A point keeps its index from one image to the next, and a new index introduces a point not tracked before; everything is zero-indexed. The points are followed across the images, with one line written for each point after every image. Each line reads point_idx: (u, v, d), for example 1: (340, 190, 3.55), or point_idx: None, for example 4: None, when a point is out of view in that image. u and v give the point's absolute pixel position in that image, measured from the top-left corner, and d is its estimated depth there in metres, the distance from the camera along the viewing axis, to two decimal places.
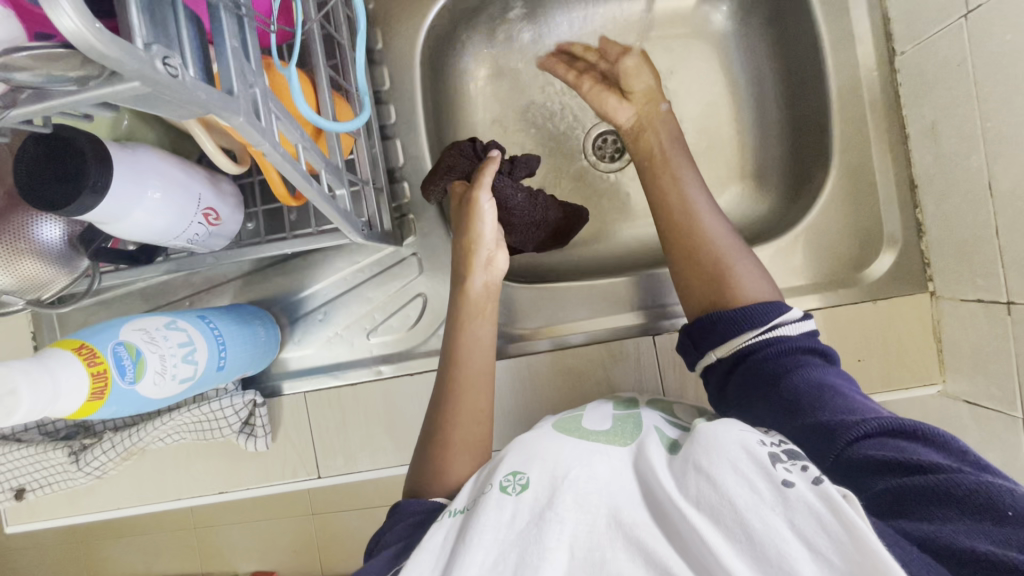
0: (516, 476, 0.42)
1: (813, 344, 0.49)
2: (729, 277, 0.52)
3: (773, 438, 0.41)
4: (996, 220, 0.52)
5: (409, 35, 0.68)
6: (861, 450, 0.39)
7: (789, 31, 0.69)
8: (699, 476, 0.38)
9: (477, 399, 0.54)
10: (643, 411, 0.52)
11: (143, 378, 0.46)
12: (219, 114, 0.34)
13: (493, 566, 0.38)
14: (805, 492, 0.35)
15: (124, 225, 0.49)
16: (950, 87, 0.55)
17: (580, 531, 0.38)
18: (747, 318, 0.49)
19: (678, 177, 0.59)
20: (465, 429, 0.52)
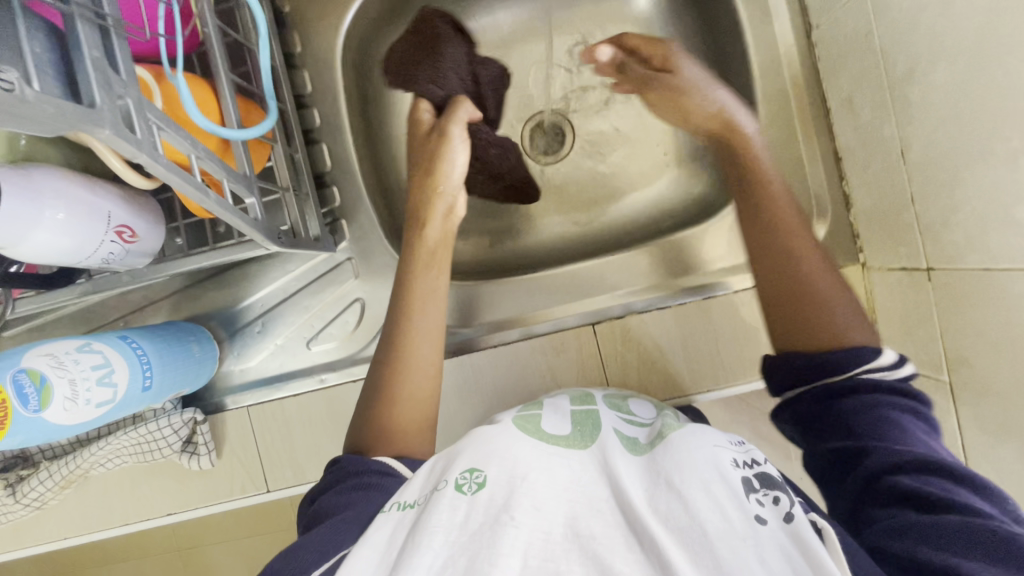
0: (473, 474, 0.40)
1: (903, 385, 0.45)
2: (825, 320, 0.47)
3: (749, 462, 0.41)
4: (911, 186, 0.52)
5: (328, 37, 0.67)
6: (897, 481, 0.39)
7: (710, 12, 0.68)
8: (671, 493, 0.37)
9: (419, 348, 0.54)
10: (601, 410, 0.52)
11: (50, 405, 0.45)
12: (79, 127, 0.32)
13: (440, 570, 0.34)
14: (775, 532, 0.34)
15: (26, 247, 0.47)
16: (861, 58, 0.55)
17: (537, 543, 0.35)
18: (838, 365, 0.45)
19: (775, 197, 0.52)
20: (409, 400, 0.52)
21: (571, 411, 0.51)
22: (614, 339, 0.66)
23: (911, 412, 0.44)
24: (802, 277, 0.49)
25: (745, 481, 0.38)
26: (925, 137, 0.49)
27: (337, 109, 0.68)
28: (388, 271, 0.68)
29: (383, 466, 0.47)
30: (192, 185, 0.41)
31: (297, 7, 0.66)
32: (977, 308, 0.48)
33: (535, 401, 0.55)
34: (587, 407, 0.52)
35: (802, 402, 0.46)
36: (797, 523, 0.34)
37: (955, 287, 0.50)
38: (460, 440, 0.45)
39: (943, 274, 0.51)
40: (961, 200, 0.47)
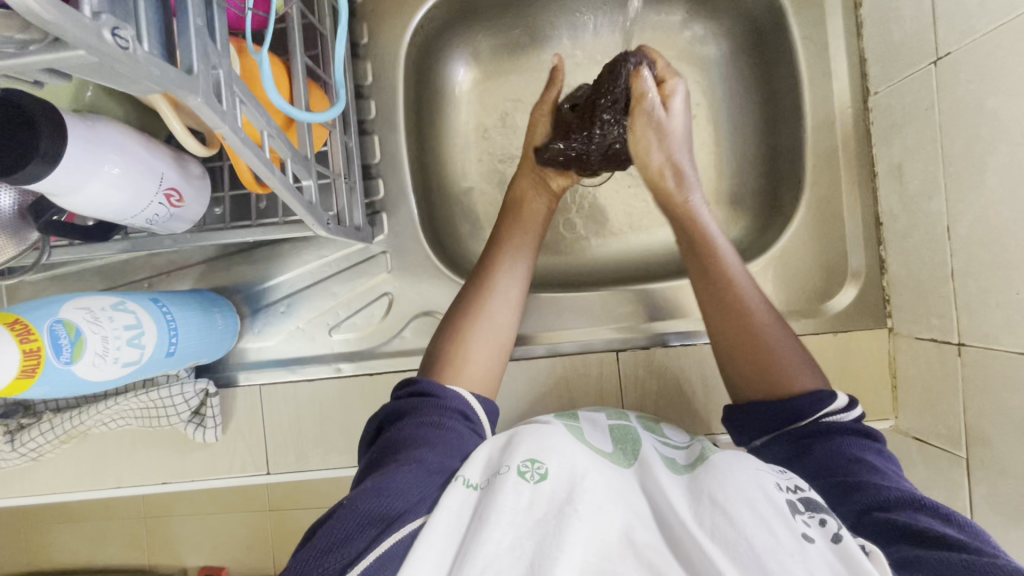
0: (535, 464, 0.43)
1: (857, 424, 0.48)
2: (773, 359, 0.51)
3: (790, 481, 0.43)
4: (952, 262, 0.53)
5: (394, 33, 0.68)
6: (888, 515, 0.40)
7: (769, 62, 0.69)
8: (715, 509, 0.40)
9: (497, 311, 0.57)
10: (637, 429, 0.55)
11: (81, 359, 0.44)
12: (175, 93, 0.33)
13: (509, 548, 0.39)
14: (823, 550, 0.37)
15: (78, 198, 0.47)
16: (918, 130, 0.56)
17: (596, 539, 0.40)
18: (789, 415, 0.49)
19: (741, 292, 0.55)
20: (480, 356, 0.55)
21: (607, 427, 0.54)
22: (636, 366, 0.67)
23: (875, 452, 0.46)
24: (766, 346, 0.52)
25: (790, 503, 0.40)
26: (973, 217, 0.50)
27: (393, 104, 0.68)
28: (421, 270, 0.69)
29: (453, 409, 0.50)
30: (260, 160, 0.41)
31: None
32: (1005, 388, 0.48)
33: (570, 413, 0.58)
34: (622, 424, 0.55)
35: (771, 451, 0.50)
36: (845, 543, 0.37)
37: (986, 366, 0.50)
38: (515, 427, 0.49)
39: (974, 351, 0.52)
40: (1002, 282, 0.48)
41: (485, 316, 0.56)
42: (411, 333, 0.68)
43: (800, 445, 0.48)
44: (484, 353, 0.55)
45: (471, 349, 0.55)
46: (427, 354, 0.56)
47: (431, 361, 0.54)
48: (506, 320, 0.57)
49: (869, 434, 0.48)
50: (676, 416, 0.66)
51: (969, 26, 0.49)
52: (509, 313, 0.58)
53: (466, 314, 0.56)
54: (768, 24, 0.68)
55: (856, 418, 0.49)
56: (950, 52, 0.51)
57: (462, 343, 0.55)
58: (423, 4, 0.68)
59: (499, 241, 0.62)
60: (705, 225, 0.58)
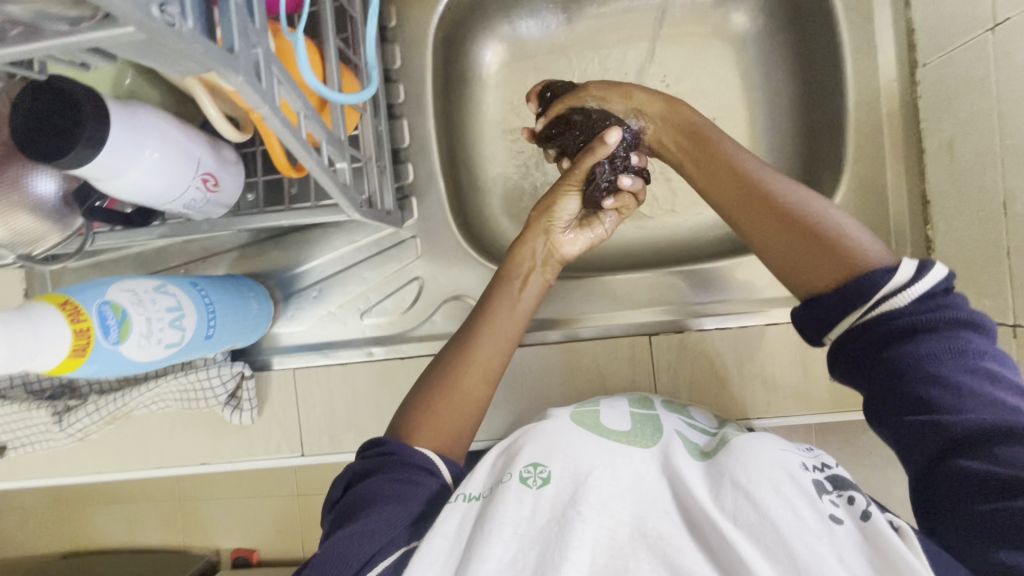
0: (539, 469, 0.45)
1: (960, 313, 0.41)
2: (821, 235, 0.44)
3: (816, 463, 0.45)
4: (1009, 240, 0.50)
5: (423, 15, 0.67)
6: (970, 463, 0.37)
7: (810, 36, 0.67)
8: (737, 492, 0.41)
9: (472, 380, 0.51)
10: (662, 413, 0.55)
11: (127, 339, 0.45)
12: (217, 71, 0.33)
13: (510, 561, 0.40)
14: (852, 530, 0.38)
15: (119, 182, 0.48)
16: (973, 101, 0.53)
17: (606, 536, 0.40)
18: (857, 293, 0.42)
19: (734, 158, 0.50)
20: (445, 426, 0.49)
21: (631, 410, 0.54)
22: (669, 351, 0.66)
23: (980, 351, 0.40)
24: (815, 229, 0.44)
25: (816, 483, 0.42)
26: None
27: (422, 87, 0.68)
28: (451, 254, 0.68)
29: (417, 466, 0.47)
30: (297, 140, 0.41)
31: None
32: None
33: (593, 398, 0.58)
34: (647, 409, 0.55)
35: (851, 351, 0.43)
36: (873, 521, 0.38)
37: None
38: (527, 427, 0.52)
39: None
40: None
41: (461, 385, 0.50)
42: (441, 317, 0.68)
43: (884, 362, 0.41)
44: (454, 424, 0.50)
45: (443, 419, 0.49)
46: (397, 414, 0.51)
47: (400, 420, 0.50)
48: (481, 396, 0.51)
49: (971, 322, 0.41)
50: (710, 401, 0.65)
51: None
52: (485, 389, 0.51)
53: (441, 383, 0.51)
54: None
55: (934, 291, 0.41)
56: (1010, 18, 0.48)
57: (433, 411, 0.49)
58: None
59: (485, 304, 0.54)
60: (761, 178, 0.48)
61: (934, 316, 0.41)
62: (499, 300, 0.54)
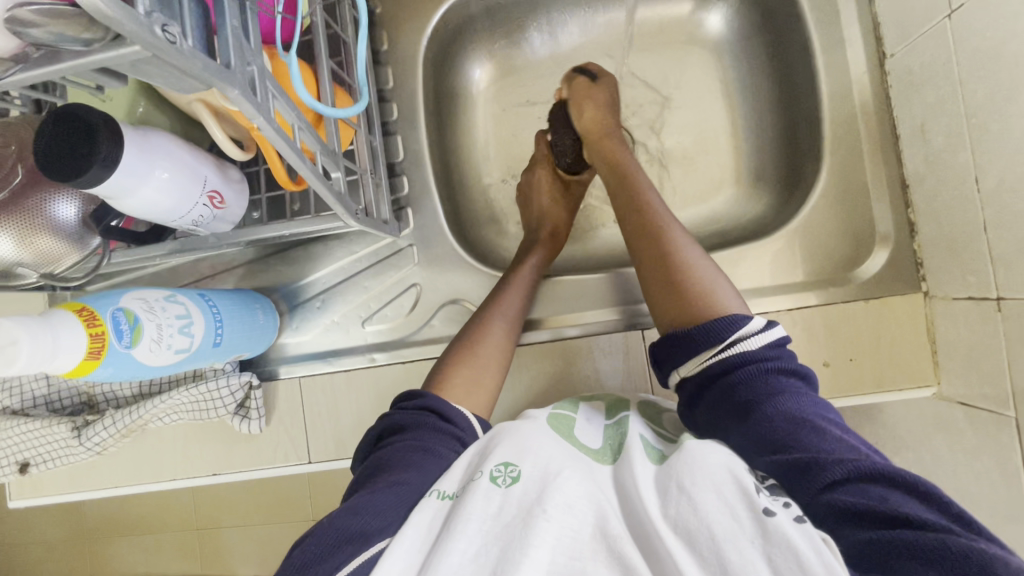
0: (508, 469, 0.44)
1: (794, 366, 0.48)
2: (687, 284, 0.53)
3: (756, 470, 0.44)
4: (984, 215, 0.52)
5: (412, 38, 0.71)
6: (838, 496, 0.39)
7: (780, 36, 0.70)
8: (682, 497, 0.40)
9: (496, 339, 0.61)
10: (632, 418, 0.53)
11: (139, 343, 0.48)
12: (216, 86, 0.36)
13: (473, 556, 0.39)
14: (784, 525, 0.37)
15: (131, 201, 0.51)
16: (939, 86, 0.55)
17: (566, 537, 0.40)
18: (704, 335, 0.49)
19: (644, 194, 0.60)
20: (477, 378, 0.58)
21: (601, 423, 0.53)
22: None
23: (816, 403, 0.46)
24: (685, 274, 0.53)
25: (756, 484, 0.41)
26: (1001, 167, 0.49)
27: (413, 104, 0.72)
28: (446, 260, 0.71)
29: (449, 434, 0.52)
30: (293, 150, 0.45)
31: (387, 9, 0.71)
32: None
33: (573, 401, 0.57)
34: (618, 416, 0.54)
35: (703, 400, 0.50)
36: (808, 523, 0.37)
37: None
38: (499, 425, 0.50)
39: (1013, 304, 0.50)
40: None
41: (484, 342, 0.60)
42: (440, 321, 0.70)
43: (743, 408, 0.46)
44: (483, 376, 0.58)
45: (477, 369, 0.59)
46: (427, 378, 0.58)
47: (432, 382, 0.57)
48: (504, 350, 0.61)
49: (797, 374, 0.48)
50: None
51: None
52: (506, 343, 0.61)
53: (470, 343, 0.60)
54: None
55: (775, 345, 0.49)
56: (964, 4, 0.50)
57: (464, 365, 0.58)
58: (438, 10, 0.71)
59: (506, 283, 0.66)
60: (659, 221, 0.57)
61: (772, 365, 0.47)
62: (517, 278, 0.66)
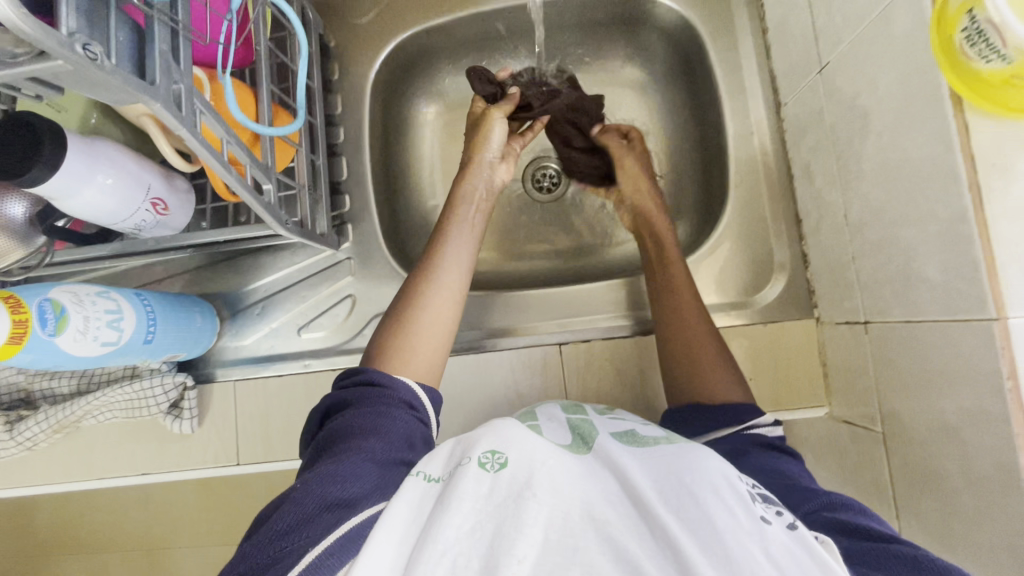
0: (496, 455, 0.46)
1: (781, 443, 0.55)
2: (703, 371, 0.60)
3: (747, 481, 0.47)
4: (852, 246, 0.57)
5: (361, 70, 0.78)
6: (835, 514, 0.44)
7: (696, 84, 0.77)
8: (684, 491, 0.43)
9: (442, 305, 0.61)
10: (595, 421, 0.58)
11: (63, 332, 0.51)
12: (139, 99, 0.41)
13: (469, 532, 0.41)
14: (780, 533, 0.40)
15: (73, 202, 0.56)
16: (817, 131, 0.62)
17: (556, 519, 0.42)
18: (726, 415, 0.56)
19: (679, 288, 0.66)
20: (422, 348, 0.58)
21: (568, 425, 0.57)
22: (578, 360, 0.72)
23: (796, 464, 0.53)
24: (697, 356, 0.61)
25: (750, 493, 0.44)
26: (860, 204, 0.55)
27: (360, 129, 0.77)
28: (382, 274, 0.75)
29: (399, 399, 0.54)
30: (220, 163, 0.50)
31: (340, 43, 0.78)
32: (903, 359, 0.51)
33: (529, 414, 0.61)
34: (578, 420, 0.58)
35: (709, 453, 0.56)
36: (800, 529, 0.41)
37: (887, 340, 0.53)
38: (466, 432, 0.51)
39: (877, 327, 0.55)
40: (887, 257, 0.51)
41: (425, 313, 0.60)
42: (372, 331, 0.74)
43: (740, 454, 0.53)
44: (430, 345, 0.59)
45: (419, 333, 0.59)
46: (369, 349, 0.59)
47: (373, 355, 0.58)
48: (449, 314, 0.61)
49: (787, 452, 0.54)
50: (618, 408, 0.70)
51: (837, 37, 0.55)
52: (452, 308, 0.61)
53: (410, 311, 0.60)
54: (691, 50, 0.76)
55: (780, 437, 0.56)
56: (829, 61, 0.57)
57: (406, 336, 0.58)
58: (386, 46, 0.78)
59: (444, 231, 0.66)
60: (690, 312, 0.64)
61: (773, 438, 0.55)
62: (449, 234, 0.66)
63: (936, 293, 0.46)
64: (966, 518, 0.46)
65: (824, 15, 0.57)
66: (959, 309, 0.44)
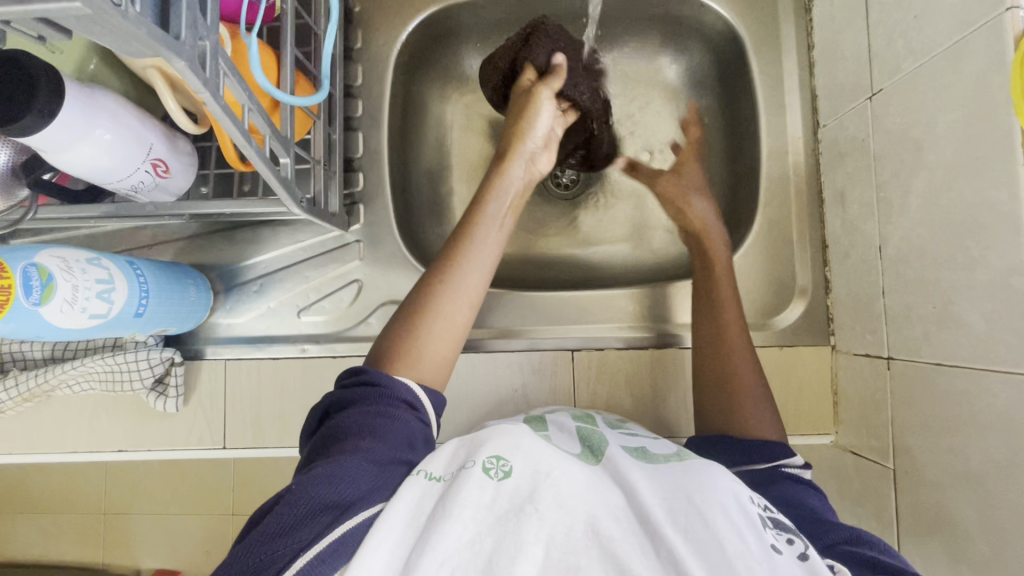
0: (500, 462, 0.45)
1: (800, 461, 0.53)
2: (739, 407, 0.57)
3: (761, 500, 0.46)
4: (884, 281, 0.56)
5: (386, 41, 0.73)
6: (848, 546, 0.44)
7: (732, 93, 0.75)
8: (692, 509, 0.42)
9: (453, 306, 0.55)
10: (605, 430, 0.56)
11: (49, 303, 0.47)
12: (162, 55, 0.37)
13: (469, 542, 0.40)
14: (791, 564, 0.40)
15: (68, 156, 0.50)
16: (857, 159, 0.60)
17: (560, 534, 0.41)
18: (758, 451, 0.53)
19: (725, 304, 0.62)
20: (433, 354, 0.53)
21: (577, 429, 0.56)
22: (589, 367, 0.70)
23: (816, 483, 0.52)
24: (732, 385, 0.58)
25: (761, 518, 0.43)
26: (899, 239, 0.54)
27: (380, 104, 0.73)
28: (392, 260, 0.72)
29: (400, 399, 0.49)
30: (240, 131, 0.45)
31: (366, 10, 0.73)
32: (926, 400, 0.51)
33: (537, 417, 0.59)
34: (589, 428, 0.57)
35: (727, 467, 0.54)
36: (813, 564, 0.41)
37: (910, 379, 0.53)
38: (475, 431, 0.50)
39: (900, 364, 0.54)
40: (923, 298, 0.51)
41: (438, 315, 0.54)
42: (377, 320, 0.71)
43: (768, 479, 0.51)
44: (442, 353, 0.54)
45: (427, 346, 0.53)
46: (378, 344, 0.54)
47: (381, 352, 0.53)
48: (463, 318, 0.55)
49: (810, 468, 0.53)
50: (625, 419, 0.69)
51: (895, 66, 0.53)
52: (466, 313, 0.55)
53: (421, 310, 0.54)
54: (732, 59, 0.73)
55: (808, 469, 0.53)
56: (882, 88, 0.56)
57: (417, 340, 0.53)
58: (415, 17, 0.73)
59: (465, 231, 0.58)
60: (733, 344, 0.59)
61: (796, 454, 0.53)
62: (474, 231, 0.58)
63: (975, 340, 0.46)
64: (977, 566, 0.46)
65: (883, 41, 0.55)
66: (1003, 360, 0.43)
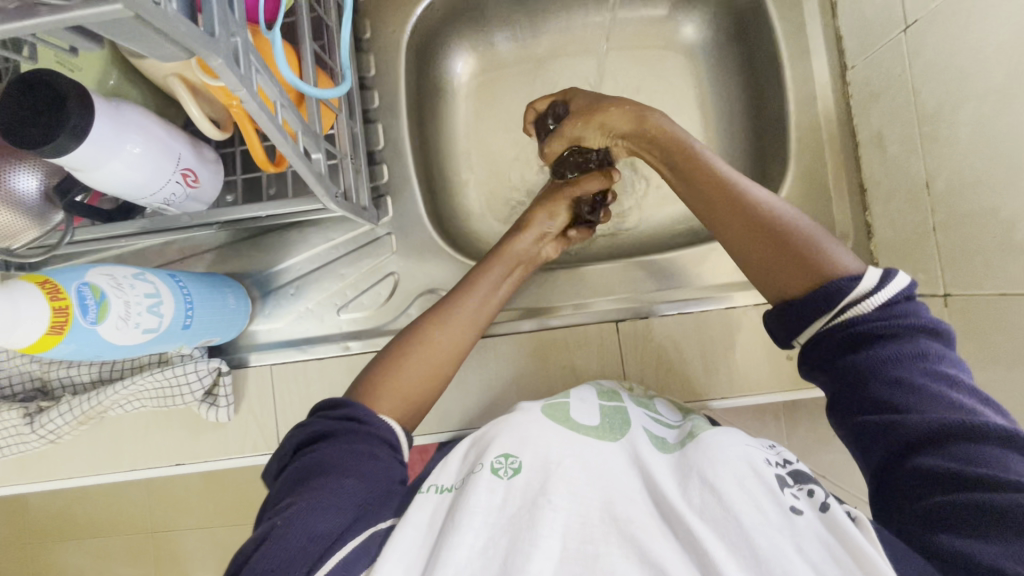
0: (509, 460, 0.46)
1: (921, 317, 0.44)
2: (791, 255, 0.46)
3: (779, 459, 0.45)
4: (935, 217, 0.55)
5: (396, 27, 0.72)
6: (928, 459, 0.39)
7: (751, 45, 0.73)
8: (704, 486, 0.42)
9: (437, 361, 0.55)
10: (630, 406, 0.54)
11: (105, 320, 0.47)
12: (198, 51, 0.36)
13: (482, 549, 0.41)
14: (813, 521, 0.38)
15: (102, 174, 0.50)
16: (895, 96, 0.59)
17: (574, 523, 0.41)
18: (827, 296, 0.43)
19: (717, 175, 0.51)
20: (405, 395, 0.52)
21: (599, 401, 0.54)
22: (634, 337, 0.69)
23: (929, 355, 0.42)
24: (780, 234, 0.47)
25: (779, 477, 0.42)
26: (949, 172, 0.53)
27: (397, 93, 0.72)
28: (426, 249, 0.71)
29: (380, 438, 0.48)
30: (276, 128, 0.44)
31: None
32: (994, 332, 0.50)
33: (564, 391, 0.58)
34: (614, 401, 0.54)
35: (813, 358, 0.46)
36: (832, 512, 0.38)
37: (973, 312, 0.52)
38: (484, 428, 0.52)
39: (960, 299, 0.54)
40: (982, 228, 0.50)
41: (414, 361, 0.53)
42: (417, 310, 0.70)
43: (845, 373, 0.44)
44: (413, 389, 0.53)
45: (399, 385, 0.52)
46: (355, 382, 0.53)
47: (360, 385, 0.52)
48: (446, 371, 0.55)
49: (929, 328, 0.43)
50: (678, 382, 0.69)
51: None
52: (449, 362, 0.55)
53: (396, 352, 0.54)
54: (748, 9, 0.71)
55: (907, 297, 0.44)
56: (918, 19, 0.54)
57: (393, 375, 0.52)
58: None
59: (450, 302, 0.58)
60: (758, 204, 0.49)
61: (893, 326, 0.43)
62: (456, 298, 0.58)
63: None
64: None
65: None
66: None
